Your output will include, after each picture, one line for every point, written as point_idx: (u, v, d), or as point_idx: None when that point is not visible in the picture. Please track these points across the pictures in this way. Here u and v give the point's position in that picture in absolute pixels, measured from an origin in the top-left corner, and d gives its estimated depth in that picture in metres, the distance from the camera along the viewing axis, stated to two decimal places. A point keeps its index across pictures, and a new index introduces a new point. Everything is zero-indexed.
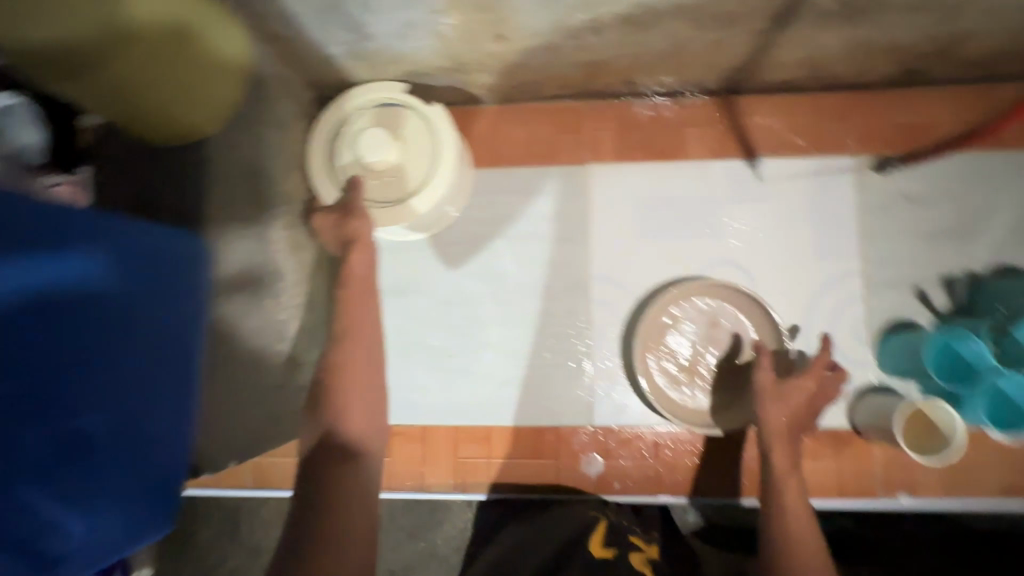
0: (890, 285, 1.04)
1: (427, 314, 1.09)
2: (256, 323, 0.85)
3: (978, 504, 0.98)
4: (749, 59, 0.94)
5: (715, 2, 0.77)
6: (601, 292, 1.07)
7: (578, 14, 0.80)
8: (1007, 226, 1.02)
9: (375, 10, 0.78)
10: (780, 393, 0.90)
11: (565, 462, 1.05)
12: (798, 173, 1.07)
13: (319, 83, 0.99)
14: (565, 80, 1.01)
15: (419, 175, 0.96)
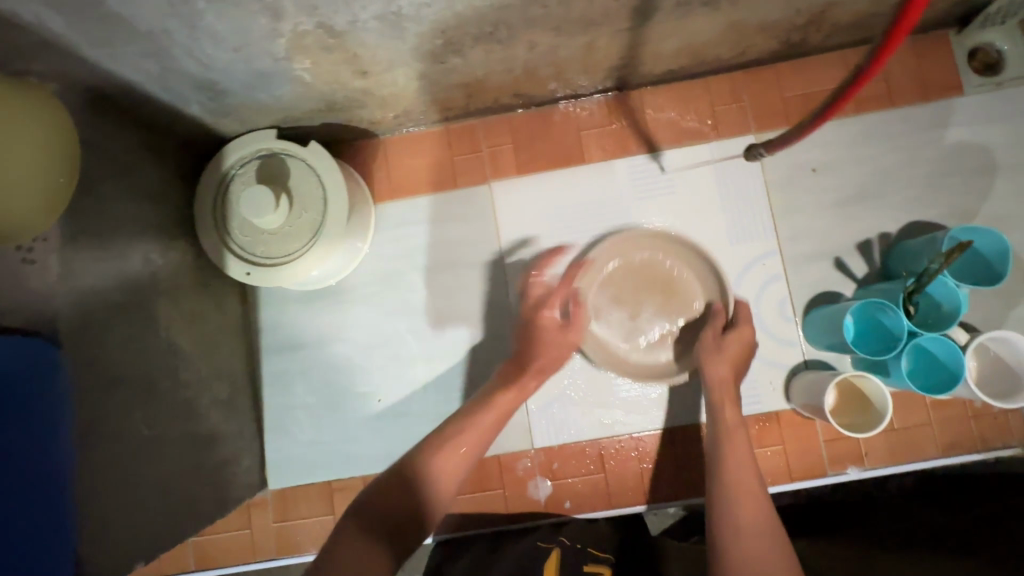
0: (809, 258, 1.02)
1: (351, 360, 1.06)
2: (160, 407, 0.80)
3: (923, 465, 0.98)
4: (626, 57, 0.92)
5: (565, 7, 0.75)
6: (525, 312, 1.05)
7: (432, 39, 0.77)
8: (913, 183, 1.02)
9: (219, 65, 0.74)
10: (721, 349, 0.92)
11: (513, 489, 1.02)
12: (701, 160, 1.05)
13: (194, 144, 0.95)
14: (449, 103, 0.98)
15: (312, 224, 0.93)
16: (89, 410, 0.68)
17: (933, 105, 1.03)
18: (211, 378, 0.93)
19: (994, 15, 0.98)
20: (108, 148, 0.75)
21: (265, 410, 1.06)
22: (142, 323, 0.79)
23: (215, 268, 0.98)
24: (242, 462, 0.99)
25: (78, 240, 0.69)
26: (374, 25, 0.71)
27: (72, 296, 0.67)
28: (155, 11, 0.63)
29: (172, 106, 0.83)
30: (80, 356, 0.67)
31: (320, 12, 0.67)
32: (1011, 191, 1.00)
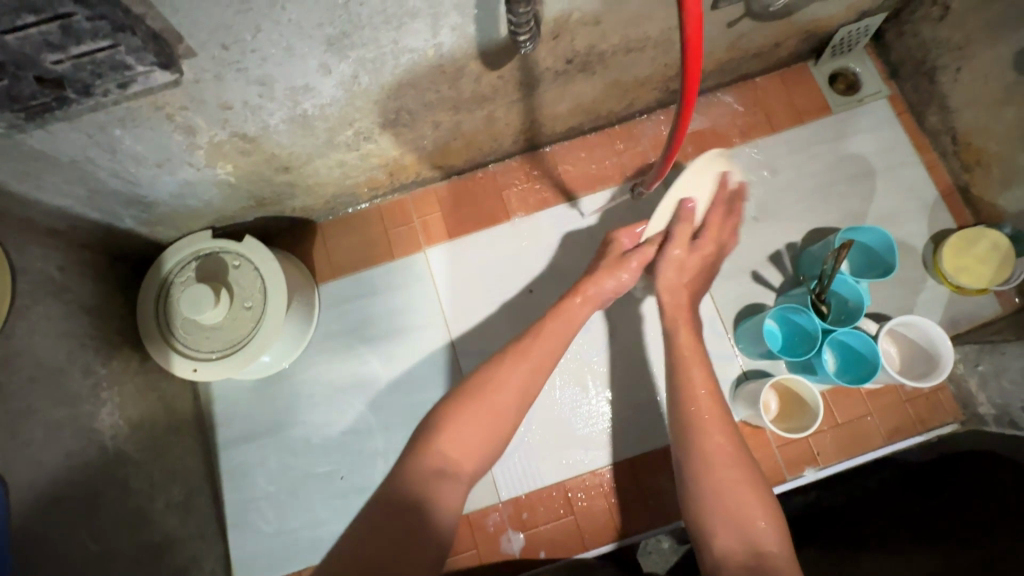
0: (728, 275, 1.10)
1: (309, 441, 1.06)
2: (110, 517, 0.80)
3: (873, 456, 1.01)
4: (527, 121, 1.01)
5: (457, 89, 0.84)
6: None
7: (342, 131, 0.85)
8: (806, 194, 1.12)
9: (145, 180, 0.81)
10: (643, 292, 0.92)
11: (488, 549, 1.01)
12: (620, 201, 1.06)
13: (131, 255, 0.99)
14: (375, 182, 1.06)
15: (254, 314, 0.96)
16: (26, 535, 0.67)
17: (809, 125, 1.15)
18: (164, 482, 0.92)
19: (840, 46, 1.13)
20: (40, 270, 0.79)
21: (227, 506, 1.04)
22: (84, 436, 0.79)
23: (162, 369, 0.99)
24: (205, 564, 0.96)
25: (12, 363, 0.71)
26: (284, 127, 0.79)
27: (5, 417, 0.68)
28: (75, 144, 0.69)
29: (104, 222, 0.88)
30: (16, 478, 0.67)
31: (231, 124, 0.74)
32: (892, 190, 1.11)
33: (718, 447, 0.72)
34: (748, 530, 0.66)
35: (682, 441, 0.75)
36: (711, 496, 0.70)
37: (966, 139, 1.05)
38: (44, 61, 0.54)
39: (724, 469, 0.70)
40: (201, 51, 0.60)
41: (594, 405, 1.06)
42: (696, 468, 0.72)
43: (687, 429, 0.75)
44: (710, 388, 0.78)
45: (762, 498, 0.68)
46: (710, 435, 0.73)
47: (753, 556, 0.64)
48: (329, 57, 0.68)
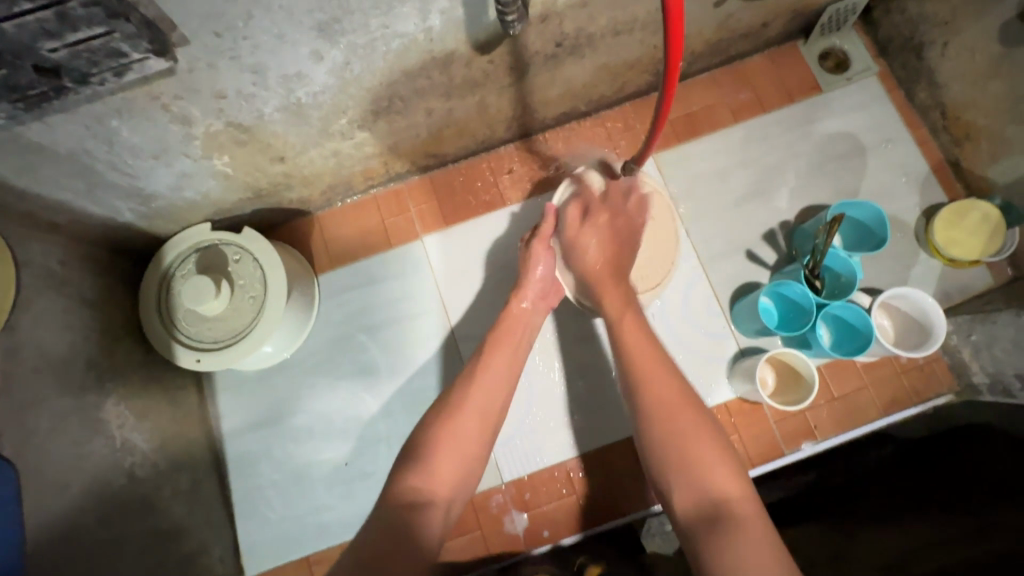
0: (722, 254, 1.11)
1: (312, 430, 1.08)
2: (117, 506, 0.81)
3: (869, 429, 1.03)
4: (518, 106, 1.02)
5: (447, 75, 0.85)
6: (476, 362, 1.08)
7: (336, 119, 0.86)
8: (798, 173, 1.13)
9: (143, 172, 0.82)
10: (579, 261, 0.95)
11: (491, 528, 1.02)
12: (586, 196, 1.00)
13: (131, 249, 1.00)
14: (370, 171, 1.07)
15: (259, 297, 0.97)
16: (36, 520, 0.68)
17: (799, 104, 1.16)
18: (170, 471, 0.93)
19: (829, 24, 1.14)
20: (42, 264, 0.80)
21: (234, 495, 1.05)
22: (90, 425, 0.80)
23: (164, 361, 1.01)
24: (213, 551, 0.97)
25: (17, 354, 0.72)
26: (278, 116, 0.80)
27: (13, 405, 0.69)
28: (73, 136, 0.70)
29: (104, 217, 0.89)
30: (25, 466, 0.68)
31: (225, 113, 0.75)
32: (883, 165, 1.12)
33: (661, 395, 0.71)
34: (703, 474, 0.64)
35: (632, 391, 0.74)
36: (661, 446, 0.68)
37: (956, 113, 1.06)
38: (41, 49, 0.55)
39: (676, 415, 0.69)
40: (194, 38, 0.61)
41: (593, 388, 1.07)
42: (647, 417, 0.71)
43: (633, 380, 0.75)
44: (650, 350, 0.77)
45: (712, 439, 0.67)
46: (654, 385, 0.72)
47: (710, 500, 0.62)
48: (321, 43, 0.69)
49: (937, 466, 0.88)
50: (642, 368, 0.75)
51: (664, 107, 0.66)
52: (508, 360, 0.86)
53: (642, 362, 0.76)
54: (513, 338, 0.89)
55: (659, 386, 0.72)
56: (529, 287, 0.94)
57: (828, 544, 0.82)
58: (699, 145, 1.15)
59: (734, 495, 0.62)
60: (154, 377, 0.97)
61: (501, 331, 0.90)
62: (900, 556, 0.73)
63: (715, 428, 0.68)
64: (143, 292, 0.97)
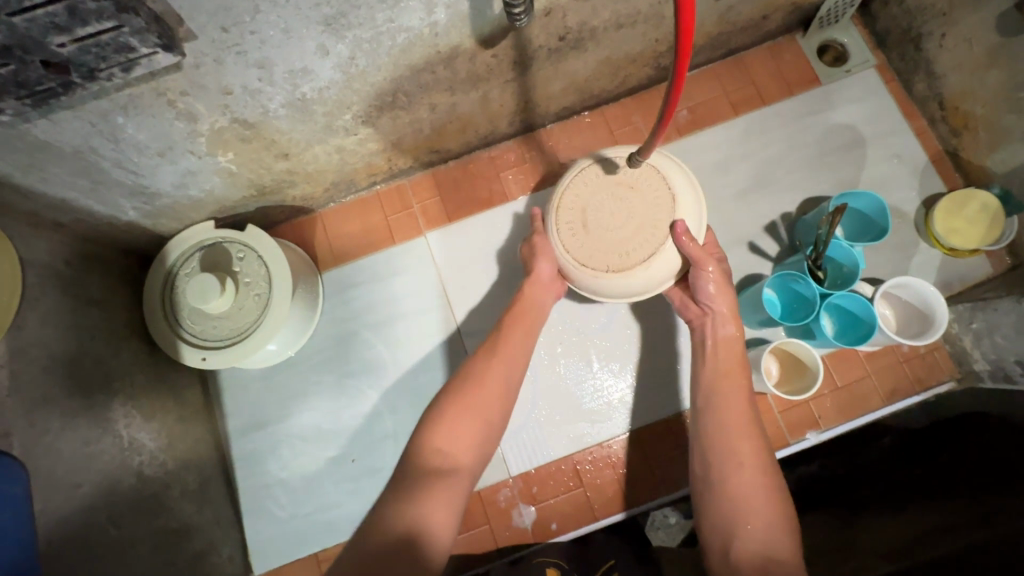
0: (724, 246, 1.11)
1: (318, 427, 1.08)
2: (126, 506, 0.80)
3: (873, 418, 1.04)
4: (522, 102, 1.03)
5: (452, 70, 0.85)
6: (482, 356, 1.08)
7: (340, 115, 0.86)
8: (799, 165, 1.14)
9: (148, 170, 0.82)
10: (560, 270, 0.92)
11: (499, 522, 1.03)
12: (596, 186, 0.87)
13: (135, 248, 1.00)
14: (373, 168, 1.07)
15: (264, 295, 0.97)
16: (47, 518, 0.68)
17: (799, 96, 1.16)
18: (178, 470, 0.93)
19: (827, 17, 1.14)
20: (47, 263, 0.80)
21: (241, 493, 1.05)
22: (98, 424, 0.80)
23: (169, 360, 1.00)
24: (222, 550, 0.97)
25: (25, 352, 0.71)
26: (283, 112, 0.80)
27: (22, 403, 0.69)
28: (79, 133, 0.69)
29: (108, 216, 0.89)
30: (35, 464, 0.68)
31: (231, 109, 0.75)
32: (883, 157, 1.13)
33: (739, 449, 0.75)
34: (766, 531, 0.67)
35: (713, 440, 0.77)
36: (731, 498, 0.71)
37: (954, 103, 1.07)
38: (50, 44, 0.54)
39: (749, 471, 0.72)
40: (201, 33, 0.61)
41: (598, 381, 1.07)
42: (722, 467, 0.74)
43: (716, 429, 0.78)
44: (742, 406, 0.80)
45: (775, 499, 0.70)
46: (739, 441, 0.76)
47: (764, 561, 0.64)
48: (327, 38, 0.69)
49: (939, 454, 0.90)
50: (727, 419, 0.78)
51: (672, 103, 0.66)
52: (526, 342, 0.86)
53: (729, 414, 0.79)
54: (529, 321, 0.89)
55: (744, 440, 0.76)
56: (546, 263, 0.91)
57: (835, 536, 0.85)
58: (700, 138, 1.16)
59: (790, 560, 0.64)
60: (160, 377, 0.96)
61: (518, 308, 0.89)
62: (898, 543, 0.75)
63: (781, 487, 0.72)
64: (148, 290, 0.96)
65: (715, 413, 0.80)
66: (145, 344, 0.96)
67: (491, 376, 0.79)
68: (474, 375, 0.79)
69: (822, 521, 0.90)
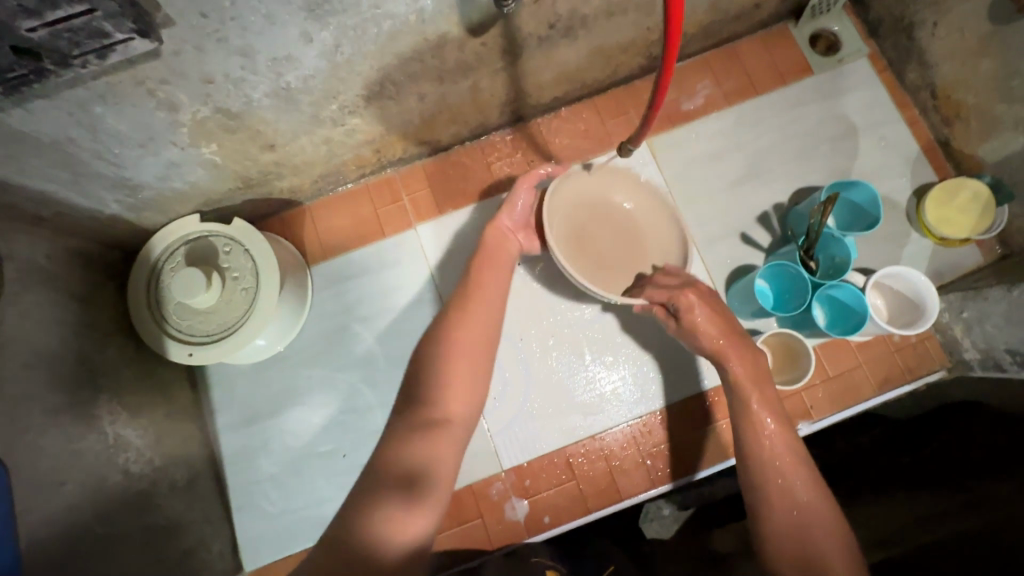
0: (717, 237, 1.11)
1: (308, 422, 1.07)
2: (112, 503, 0.79)
3: (864, 407, 1.04)
4: (512, 91, 1.01)
5: (440, 58, 0.84)
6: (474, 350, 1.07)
7: (326, 105, 0.84)
8: (792, 155, 1.13)
9: (130, 162, 0.80)
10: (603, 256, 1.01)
11: (492, 516, 1.02)
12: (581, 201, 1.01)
13: (118, 242, 0.98)
14: (362, 159, 1.05)
15: (252, 289, 0.96)
16: (29, 516, 0.66)
17: (791, 86, 1.16)
18: (166, 466, 0.92)
19: (819, 6, 1.13)
20: (27, 257, 0.78)
21: (231, 489, 1.04)
22: (82, 421, 0.79)
23: (156, 356, 0.99)
24: (212, 546, 0.97)
25: (3, 348, 0.70)
26: (268, 102, 0.78)
27: (2, 400, 0.67)
28: (56, 123, 0.68)
29: (90, 209, 0.87)
30: (17, 462, 0.67)
31: (213, 99, 0.73)
32: (875, 146, 1.13)
33: (794, 487, 0.71)
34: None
35: (760, 481, 0.73)
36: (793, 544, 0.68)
37: (945, 92, 1.07)
38: (20, 29, 0.53)
39: (807, 509, 0.69)
40: (179, 19, 0.59)
41: (591, 373, 1.07)
42: (777, 509, 0.70)
43: (761, 468, 0.74)
44: (784, 438, 0.76)
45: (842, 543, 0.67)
46: (790, 481, 0.72)
47: None
48: (310, 25, 0.68)
49: (930, 442, 0.92)
50: (774, 457, 0.74)
51: (660, 90, 0.66)
52: (498, 280, 0.85)
53: (772, 447, 0.75)
54: (497, 258, 0.87)
55: (791, 476, 0.72)
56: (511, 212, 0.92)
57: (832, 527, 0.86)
58: (692, 129, 1.15)
59: None
60: (146, 372, 0.95)
61: (486, 251, 0.88)
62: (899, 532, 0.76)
63: (844, 528, 0.68)
64: (132, 285, 0.95)
65: (766, 448, 0.75)
66: (130, 340, 0.94)
67: (471, 322, 0.78)
68: (449, 321, 0.78)
69: None
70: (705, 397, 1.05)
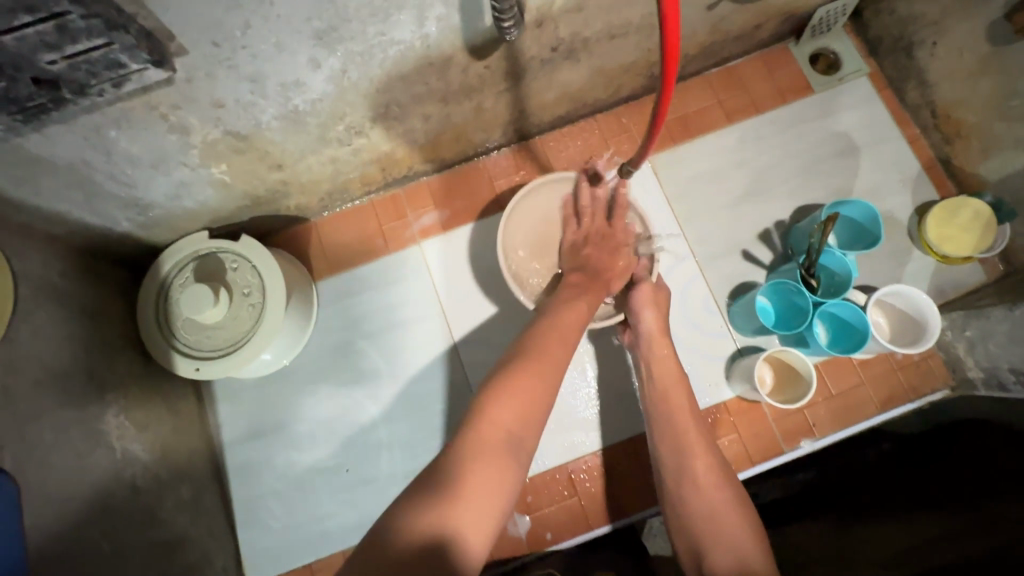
0: (718, 254, 1.12)
1: (313, 437, 1.08)
2: (119, 517, 0.80)
3: (867, 425, 1.04)
4: (516, 111, 1.03)
5: (445, 80, 0.85)
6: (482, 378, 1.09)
7: (333, 126, 0.86)
8: (792, 172, 1.14)
9: (141, 183, 0.82)
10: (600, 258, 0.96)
11: (494, 532, 1.02)
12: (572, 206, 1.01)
13: (128, 258, 1.00)
14: (367, 178, 1.07)
15: (259, 304, 0.97)
16: (41, 529, 0.68)
17: (792, 105, 1.17)
18: (171, 480, 0.93)
19: (819, 26, 1.15)
20: (40, 275, 0.80)
21: (236, 503, 1.05)
22: (91, 437, 0.80)
23: (163, 370, 1.00)
24: (216, 561, 0.97)
25: (17, 366, 0.71)
26: (276, 124, 0.80)
27: (14, 418, 0.69)
28: (70, 147, 0.70)
29: (101, 227, 0.89)
30: (26, 478, 0.68)
31: (224, 123, 0.75)
32: (875, 164, 1.14)
33: (690, 439, 0.78)
34: (731, 537, 0.67)
35: (665, 438, 0.79)
36: (696, 505, 0.72)
37: (945, 111, 1.08)
38: (41, 61, 0.55)
39: (700, 461, 0.75)
40: (192, 48, 0.61)
41: (593, 389, 1.08)
42: (676, 464, 0.76)
43: (663, 422, 0.81)
44: (682, 388, 0.84)
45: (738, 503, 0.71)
46: (689, 440, 0.78)
47: (740, 564, 0.64)
48: (319, 51, 0.69)
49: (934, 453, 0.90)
50: (672, 413, 0.82)
51: (662, 110, 0.67)
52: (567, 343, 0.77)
53: (671, 395, 0.83)
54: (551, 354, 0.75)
55: (686, 428, 0.79)
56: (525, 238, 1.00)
57: (824, 544, 0.82)
58: (693, 147, 1.16)
59: (761, 564, 0.64)
60: (154, 387, 0.97)
61: None
62: (904, 547, 0.75)
63: (741, 493, 0.72)
64: (140, 301, 0.96)
65: (666, 419, 0.81)
66: (138, 354, 0.96)
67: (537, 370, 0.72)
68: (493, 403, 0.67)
69: (815, 527, 0.87)
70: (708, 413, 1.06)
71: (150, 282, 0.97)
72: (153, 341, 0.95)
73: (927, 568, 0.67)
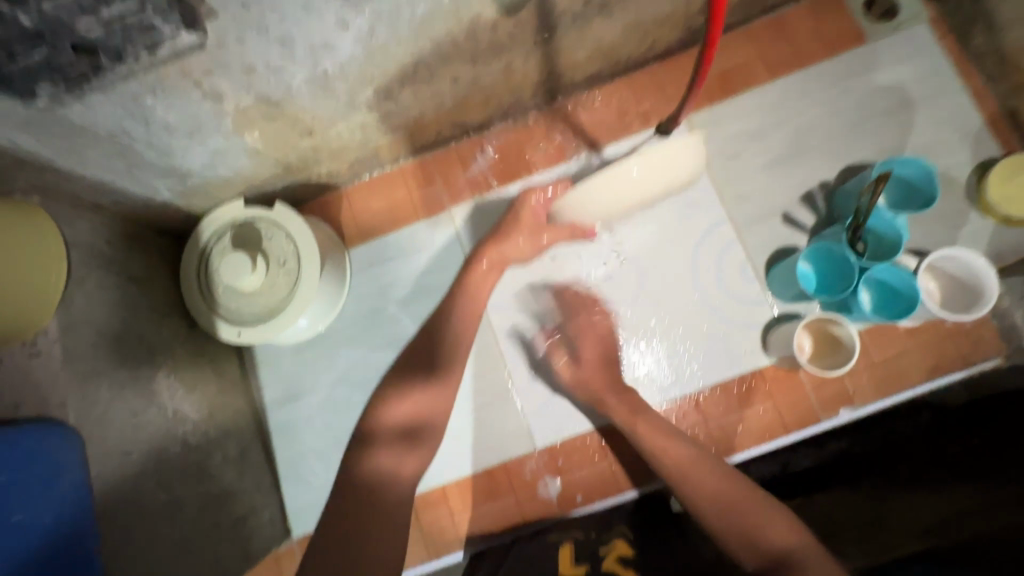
0: (757, 217, 1.07)
1: (349, 400, 1.11)
2: (174, 470, 0.85)
3: (912, 394, 1.00)
4: (545, 71, 1.00)
5: (473, 40, 0.83)
6: (513, 343, 1.09)
7: (362, 91, 0.85)
8: (840, 130, 1.08)
9: (178, 152, 0.84)
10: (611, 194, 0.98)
11: (524, 493, 1.05)
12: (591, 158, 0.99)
13: (170, 227, 1.03)
14: (396, 144, 1.06)
15: (295, 271, 0.99)
16: (105, 479, 0.73)
17: (842, 57, 1.09)
18: (220, 437, 0.98)
19: None
20: (89, 243, 0.83)
21: (279, 460, 1.11)
22: (145, 396, 0.84)
23: (207, 335, 1.04)
24: (263, 513, 1.03)
25: (75, 328, 0.75)
26: (306, 89, 0.80)
27: (74, 377, 0.73)
28: (111, 116, 0.71)
29: (143, 196, 0.92)
30: (89, 432, 0.72)
31: (255, 88, 0.75)
32: (932, 119, 1.06)
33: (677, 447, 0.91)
34: (758, 529, 0.80)
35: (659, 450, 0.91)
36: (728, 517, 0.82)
37: (1016, 58, 0.99)
38: (78, 28, 0.56)
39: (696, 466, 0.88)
40: (222, 10, 0.61)
41: (624, 356, 1.07)
42: (683, 474, 0.88)
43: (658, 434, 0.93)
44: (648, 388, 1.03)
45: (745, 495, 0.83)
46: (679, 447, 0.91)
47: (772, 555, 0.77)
48: (346, 11, 0.68)
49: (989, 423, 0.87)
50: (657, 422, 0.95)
51: (706, 59, 0.62)
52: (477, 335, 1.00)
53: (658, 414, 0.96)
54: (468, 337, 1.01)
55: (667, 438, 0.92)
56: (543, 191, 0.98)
57: (864, 510, 0.82)
58: (733, 105, 1.10)
59: (796, 545, 0.77)
60: (199, 350, 1.01)
61: None
62: (945, 515, 0.73)
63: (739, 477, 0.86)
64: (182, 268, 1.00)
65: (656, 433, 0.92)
66: (184, 319, 1.00)
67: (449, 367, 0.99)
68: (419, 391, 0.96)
69: (852, 492, 0.88)
70: (741, 381, 1.04)
71: (192, 249, 1.00)
72: (195, 305, 0.99)
73: (970, 538, 0.67)
